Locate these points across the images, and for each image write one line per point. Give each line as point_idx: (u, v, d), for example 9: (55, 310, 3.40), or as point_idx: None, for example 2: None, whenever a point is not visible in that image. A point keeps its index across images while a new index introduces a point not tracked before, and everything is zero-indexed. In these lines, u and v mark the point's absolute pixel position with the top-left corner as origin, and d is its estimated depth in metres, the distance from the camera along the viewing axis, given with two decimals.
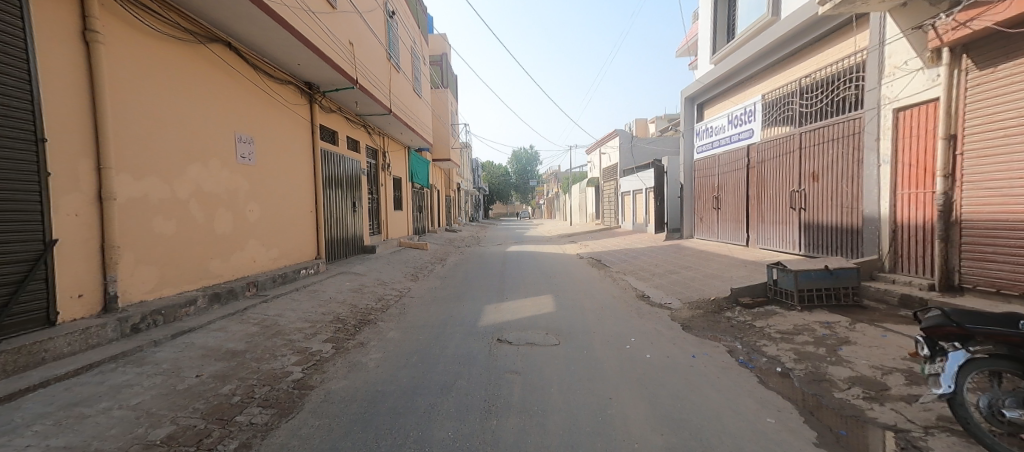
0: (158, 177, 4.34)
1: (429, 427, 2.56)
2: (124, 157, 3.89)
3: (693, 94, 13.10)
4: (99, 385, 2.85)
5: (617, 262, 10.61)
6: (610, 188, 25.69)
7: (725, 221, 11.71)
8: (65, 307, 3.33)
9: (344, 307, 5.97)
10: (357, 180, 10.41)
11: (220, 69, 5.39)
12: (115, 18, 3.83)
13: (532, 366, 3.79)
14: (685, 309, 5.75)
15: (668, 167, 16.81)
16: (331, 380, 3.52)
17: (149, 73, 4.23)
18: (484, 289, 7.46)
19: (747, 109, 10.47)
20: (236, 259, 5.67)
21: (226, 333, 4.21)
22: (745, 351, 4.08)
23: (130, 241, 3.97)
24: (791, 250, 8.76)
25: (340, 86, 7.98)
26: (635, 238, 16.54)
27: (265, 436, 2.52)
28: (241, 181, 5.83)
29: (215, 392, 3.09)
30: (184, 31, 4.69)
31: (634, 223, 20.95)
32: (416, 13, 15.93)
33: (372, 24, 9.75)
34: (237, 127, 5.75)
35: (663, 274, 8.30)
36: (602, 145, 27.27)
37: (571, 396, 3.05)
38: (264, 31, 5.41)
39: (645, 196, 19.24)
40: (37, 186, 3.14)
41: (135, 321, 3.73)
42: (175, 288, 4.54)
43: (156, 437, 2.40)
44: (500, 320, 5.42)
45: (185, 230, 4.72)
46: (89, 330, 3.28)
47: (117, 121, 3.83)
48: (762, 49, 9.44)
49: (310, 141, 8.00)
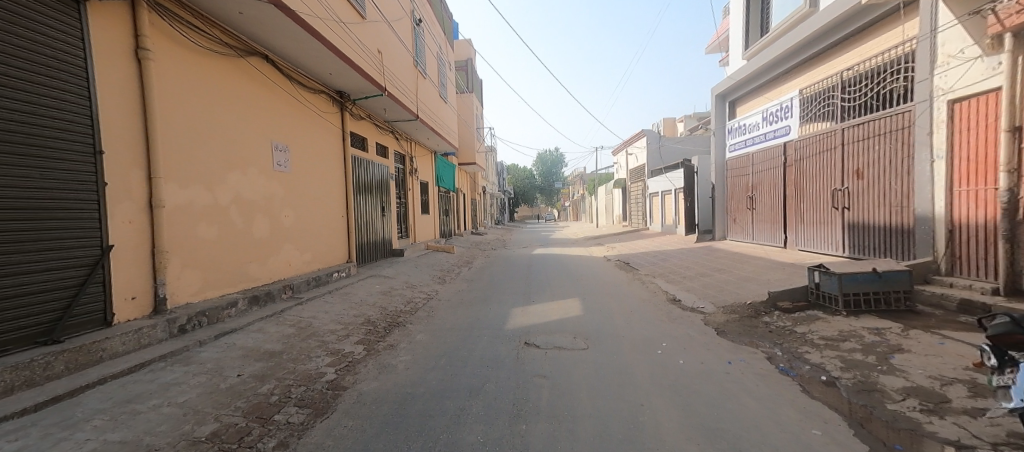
0: (201, 185, 4.56)
1: (458, 431, 2.57)
2: (172, 167, 4.12)
3: (723, 91, 12.72)
4: (151, 383, 3.02)
5: (646, 265, 10.39)
6: (638, 189, 25.18)
7: (760, 222, 11.26)
8: (120, 309, 3.55)
9: (374, 309, 6.10)
10: (386, 185, 10.65)
11: (258, 81, 5.63)
12: (165, 36, 4.08)
13: (560, 370, 3.75)
14: (720, 314, 5.56)
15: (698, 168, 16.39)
16: (363, 381, 3.61)
17: (193, 88, 4.46)
18: (511, 292, 7.47)
19: (784, 105, 10.05)
20: (272, 262, 5.88)
21: (264, 334, 4.38)
22: (785, 358, 3.89)
23: (177, 246, 4.19)
24: (834, 252, 8.34)
25: (369, 93, 8.19)
26: (664, 240, 16.09)
27: (302, 436, 2.60)
28: (277, 188, 6.07)
29: (255, 391, 3.22)
30: (225, 46, 4.93)
31: (663, 225, 20.49)
32: (442, 19, 16.25)
33: (400, 32, 9.95)
34: (274, 135, 5.99)
35: (694, 277, 8.07)
36: (629, 146, 26.84)
37: (600, 402, 3.00)
38: (299, 44, 5.63)
39: (674, 197, 18.81)
40: (96, 194, 3.37)
41: (182, 322, 3.93)
42: (217, 291, 4.77)
43: (201, 434, 2.52)
44: (528, 323, 5.40)
45: (226, 235, 4.93)
46: (141, 331, 3.50)
47: (166, 133, 4.07)
48: (800, 42, 9.06)
49: (342, 148, 8.24)
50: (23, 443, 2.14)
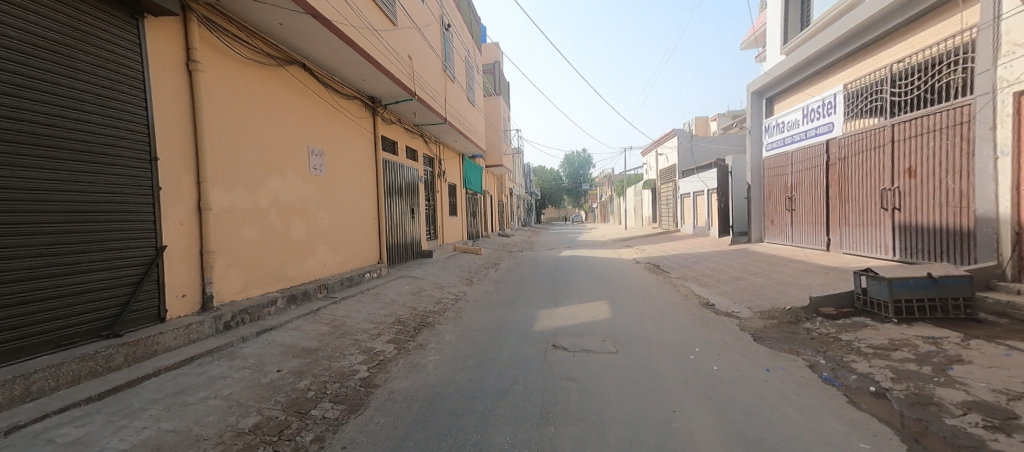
0: (244, 189, 4.80)
1: (487, 431, 2.58)
2: (218, 172, 4.36)
3: (760, 88, 12.26)
4: (199, 376, 3.20)
5: (677, 267, 10.13)
6: (669, 190, 24.60)
7: (800, 224, 10.76)
8: (172, 305, 3.79)
9: (404, 309, 6.23)
10: (415, 188, 10.86)
11: (296, 89, 5.88)
12: (213, 49, 4.33)
13: (588, 373, 3.70)
14: (757, 319, 5.35)
15: (733, 167, 15.81)
16: (394, 379, 3.68)
17: (238, 97, 4.70)
18: (538, 294, 7.45)
19: (827, 101, 9.57)
20: (308, 263, 6.11)
21: (301, 331, 4.55)
22: (829, 366, 3.70)
23: (223, 247, 4.43)
24: (883, 255, 7.86)
25: (400, 98, 8.38)
26: (696, 243, 15.64)
27: (336, 431, 2.69)
28: (313, 191, 6.30)
29: (293, 386, 3.35)
30: (266, 56, 5.18)
31: (696, 226, 19.89)
32: (471, 24, 16.48)
33: (429, 38, 10.15)
34: (310, 141, 6.24)
35: (729, 280, 7.80)
36: (659, 146, 26.28)
37: (630, 407, 2.95)
38: (334, 52, 5.84)
39: (707, 198, 18.25)
40: (150, 198, 3.60)
41: (227, 319, 4.15)
42: (258, 290, 5.00)
43: (244, 426, 2.65)
44: (555, 325, 5.37)
45: (266, 236, 5.17)
46: (191, 326, 3.71)
47: (214, 140, 4.31)
48: (844, 35, 8.62)
49: (373, 152, 8.47)
50: (87, 429, 2.32)
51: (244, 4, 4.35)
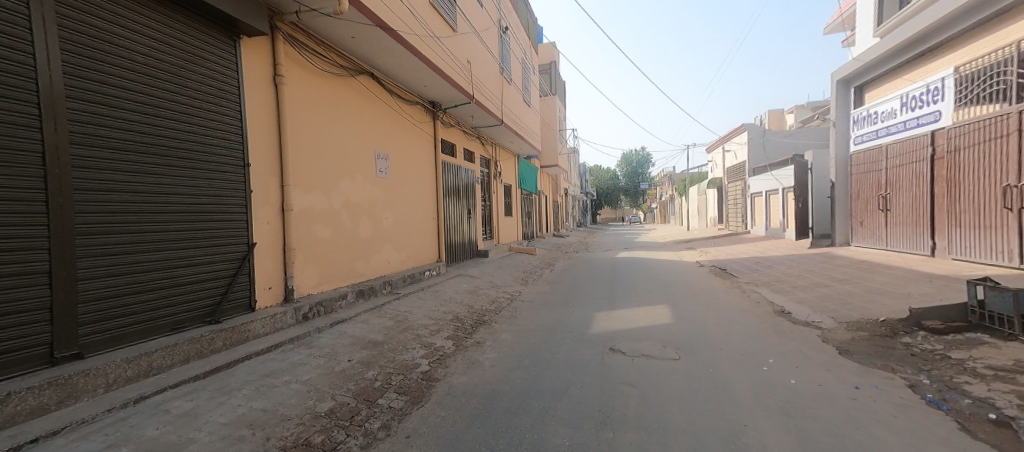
0: (320, 191, 5.19)
1: (544, 431, 2.59)
2: (298, 175, 4.76)
3: (847, 75, 11.12)
4: (282, 361, 3.52)
5: (746, 271, 9.47)
6: (737, 188, 23.08)
7: (896, 225, 9.60)
8: (261, 296, 4.21)
9: (462, 307, 6.41)
10: (472, 189, 11.13)
11: (365, 97, 6.26)
12: (295, 63, 4.73)
13: (649, 380, 3.57)
14: (843, 330, 4.85)
15: (814, 164, 14.42)
16: (453, 374, 3.80)
17: (315, 106, 5.10)
18: (596, 295, 7.31)
19: (931, 87, 8.46)
20: (374, 260, 6.48)
21: (368, 324, 4.85)
22: (933, 387, 3.26)
23: (301, 244, 4.83)
24: (1006, 263, 6.80)
25: (459, 102, 8.64)
26: (769, 245, 14.51)
27: (401, 420, 2.83)
28: (379, 192, 6.67)
29: (362, 375, 3.58)
30: (340, 68, 5.58)
31: (769, 228, 18.40)
32: (528, 25, 16.55)
33: (487, 41, 10.36)
34: (377, 145, 6.61)
35: (808, 287, 7.15)
36: (727, 142, 24.76)
37: (695, 417, 2.81)
38: (400, 60, 6.15)
39: (781, 198, 16.87)
40: (242, 199, 4.02)
41: (305, 310, 4.53)
42: (331, 284, 5.39)
43: (321, 409, 2.87)
44: (613, 328, 5.25)
45: (338, 235, 5.55)
46: (276, 316, 4.10)
47: (295, 146, 4.72)
48: (956, 10, 7.58)
49: (434, 155, 8.80)
50: (195, 403, 2.65)
51: (321, 20, 4.70)
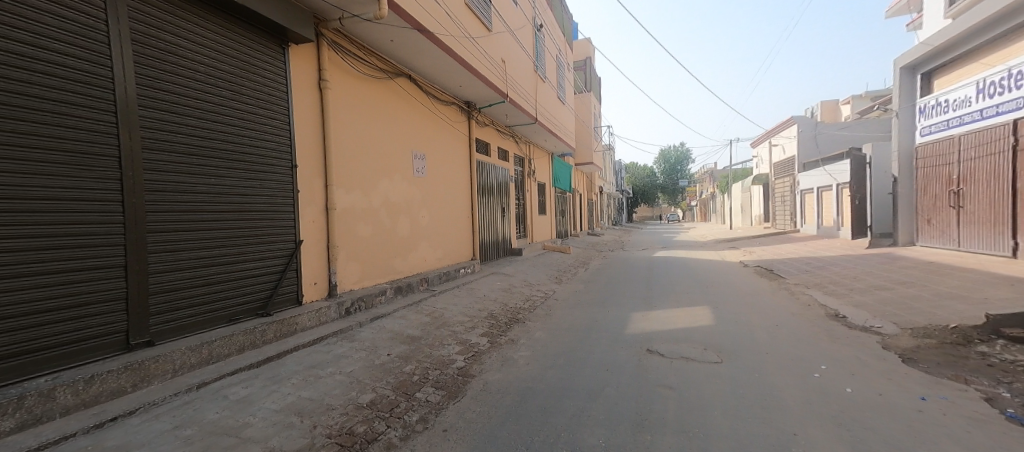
0: (361, 190, 5.38)
1: (580, 431, 2.56)
2: (340, 175, 4.96)
3: (913, 61, 10.27)
4: (327, 353, 3.68)
5: (795, 273, 8.96)
6: (785, 185, 21.87)
7: (971, 224, 8.76)
8: (307, 291, 4.43)
9: (496, 304, 6.46)
10: (506, 188, 11.18)
11: (403, 99, 6.43)
12: (338, 67, 4.93)
13: (688, 383, 3.45)
14: (906, 337, 4.49)
15: (872, 157, 13.40)
16: (488, 371, 3.84)
17: (357, 109, 5.29)
18: (633, 295, 7.16)
19: (1015, 71, 7.66)
20: (411, 257, 6.65)
21: (406, 320, 4.99)
22: (1014, 402, 2.95)
23: (344, 242, 5.03)
24: None
25: (493, 101, 8.70)
26: (821, 245, 13.65)
27: (438, 414, 2.89)
28: (416, 192, 6.83)
29: (401, 369, 3.68)
30: (380, 71, 5.76)
31: (821, 227, 17.30)
32: (562, 22, 16.42)
33: (522, 40, 10.36)
34: (414, 145, 6.77)
35: (865, 290, 6.67)
36: (774, 137, 23.51)
37: (739, 423, 2.69)
38: (436, 62, 6.27)
39: (835, 194, 15.81)
40: (290, 199, 4.23)
41: (347, 305, 4.71)
42: (371, 281, 5.58)
43: (363, 401, 2.98)
44: (651, 329, 5.12)
45: (377, 233, 5.74)
46: (321, 310, 4.30)
47: (338, 148, 4.92)
48: None
49: (468, 154, 8.91)
50: (250, 390, 2.82)
51: (362, 26, 4.87)
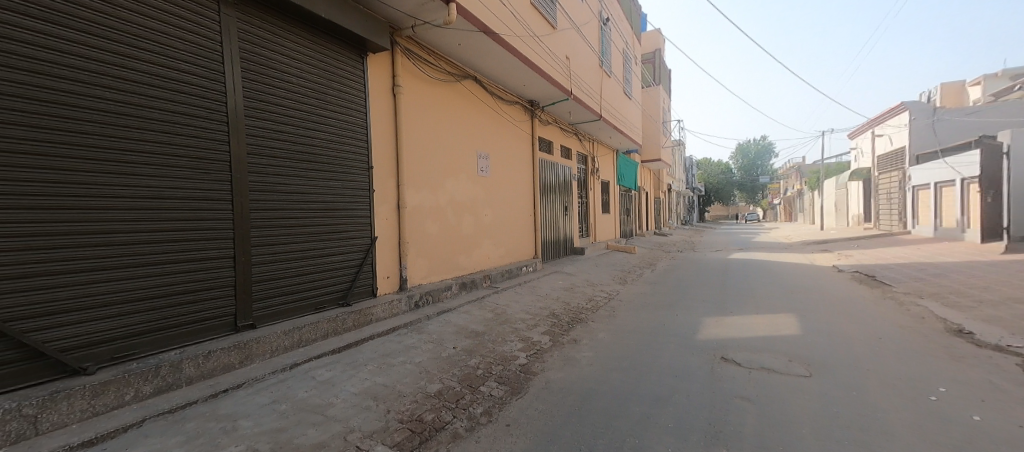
0: (429, 189, 5.63)
1: (647, 437, 2.46)
2: (410, 176, 5.23)
3: None
4: (398, 343, 3.91)
5: (905, 280, 7.82)
6: (892, 180, 19.15)
7: None
8: (381, 284, 4.74)
9: (558, 303, 6.42)
10: (569, 186, 11.05)
11: (469, 100, 6.61)
12: (410, 73, 5.19)
13: (770, 396, 3.16)
14: None
15: (1011, 146, 11.26)
16: (550, 370, 3.82)
17: (426, 112, 5.54)
18: (707, 299, 6.72)
19: None
20: (475, 255, 6.83)
21: (470, 315, 5.13)
22: None
23: (413, 238, 5.30)
24: None
25: (557, 98, 8.64)
26: (940, 249, 11.78)
27: (502, 409, 2.94)
28: (480, 190, 7.00)
29: (466, 362, 3.80)
30: (447, 74, 5.97)
31: (939, 228, 14.92)
32: (630, 13, 15.85)
33: (587, 34, 10.14)
34: (479, 145, 6.93)
35: (1001, 302, 5.62)
36: (879, 125, 20.69)
37: (833, 444, 2.41)
38: (501, 62, 6.35)
39: (959, 190, 13.54)
40: (367, 198, 4.54)
41: (416, 299, 4.96)
42: (438, 276, 5.83)
43: (431, 390, 3.12)
44: (727, 336, 4.77)
45: (444, 230, 5.97)
46: (393, 303, 4.57)
47: (409, 149, 5.19)
48: None
49: (532, 153, 8.94)
50: (332, 373, 3.08)
51: (433, 32, 5.08)
